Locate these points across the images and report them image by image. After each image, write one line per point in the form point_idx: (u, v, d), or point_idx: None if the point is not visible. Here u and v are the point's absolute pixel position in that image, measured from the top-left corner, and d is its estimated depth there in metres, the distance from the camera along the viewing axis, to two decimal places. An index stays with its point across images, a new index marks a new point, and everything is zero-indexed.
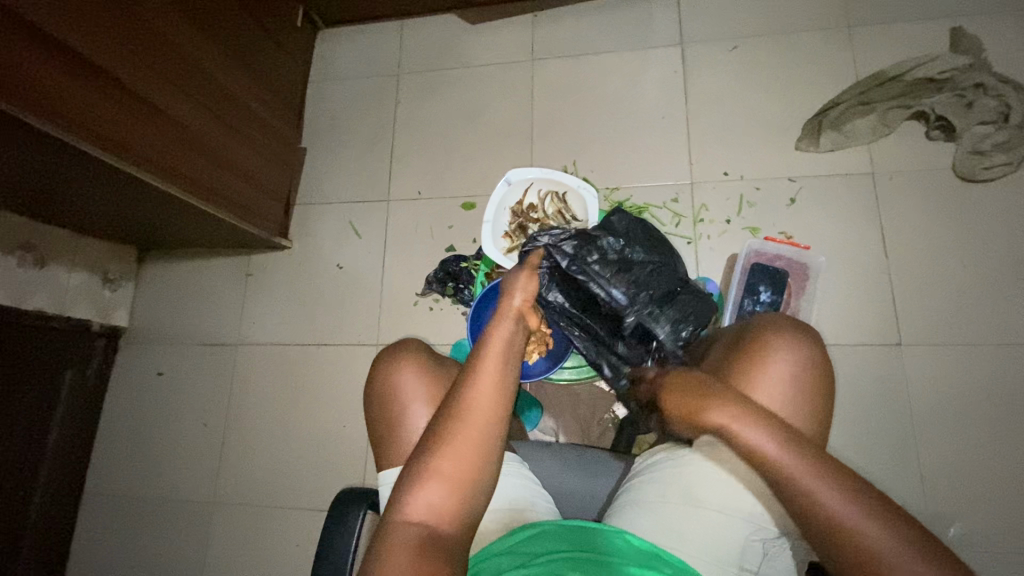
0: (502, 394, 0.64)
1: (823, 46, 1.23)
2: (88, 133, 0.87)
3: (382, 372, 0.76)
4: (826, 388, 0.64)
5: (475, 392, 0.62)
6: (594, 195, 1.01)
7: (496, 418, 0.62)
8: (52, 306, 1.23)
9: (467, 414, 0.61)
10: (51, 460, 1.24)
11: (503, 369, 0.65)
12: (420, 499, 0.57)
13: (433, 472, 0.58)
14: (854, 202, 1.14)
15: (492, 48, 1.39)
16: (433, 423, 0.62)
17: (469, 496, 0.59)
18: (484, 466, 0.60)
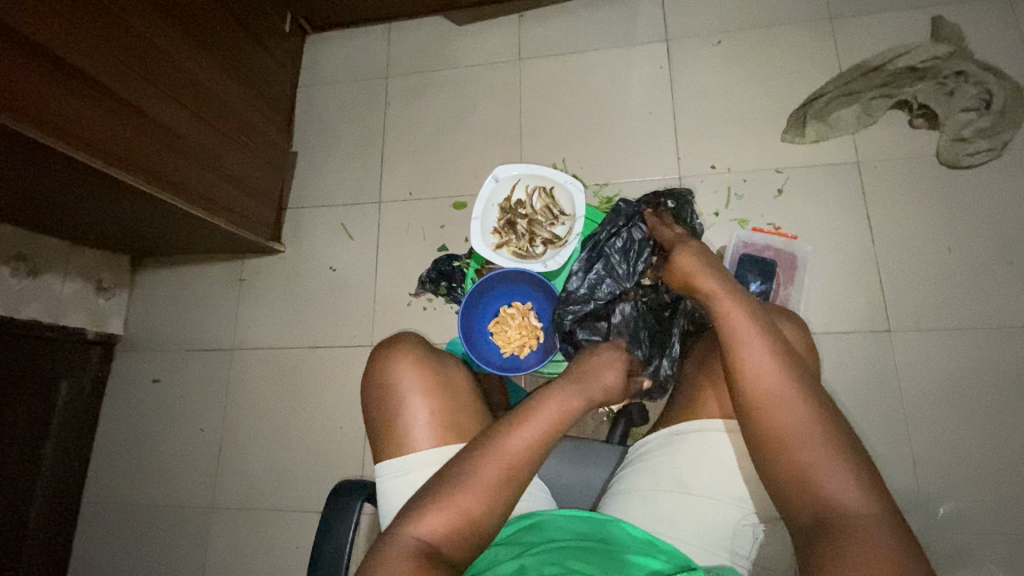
0: (542, 448, 0.64)
1: (806, 39, 1.24)
2: (80, 142, 0.88)
3: (380, 366, 0.76)
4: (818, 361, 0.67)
5: (515, 437, 0.63)
6: (581, 189, 1.01)
7: (528, 464, 0.62)
8: (46, 315, 1.23)
9: (504, 451, 0.61)
10: (49, 469, 1.24)
11: (552, 430, 0.66)
12: (432, 521, 0.56)
13: (451, 497, 0.58)
14: (840, 191, 1.15)
15: (479, 49, 1.40)
16: (464, 454, 0.62)
17: (480, 530, 0.58)
18: (500, 506, 0.59)
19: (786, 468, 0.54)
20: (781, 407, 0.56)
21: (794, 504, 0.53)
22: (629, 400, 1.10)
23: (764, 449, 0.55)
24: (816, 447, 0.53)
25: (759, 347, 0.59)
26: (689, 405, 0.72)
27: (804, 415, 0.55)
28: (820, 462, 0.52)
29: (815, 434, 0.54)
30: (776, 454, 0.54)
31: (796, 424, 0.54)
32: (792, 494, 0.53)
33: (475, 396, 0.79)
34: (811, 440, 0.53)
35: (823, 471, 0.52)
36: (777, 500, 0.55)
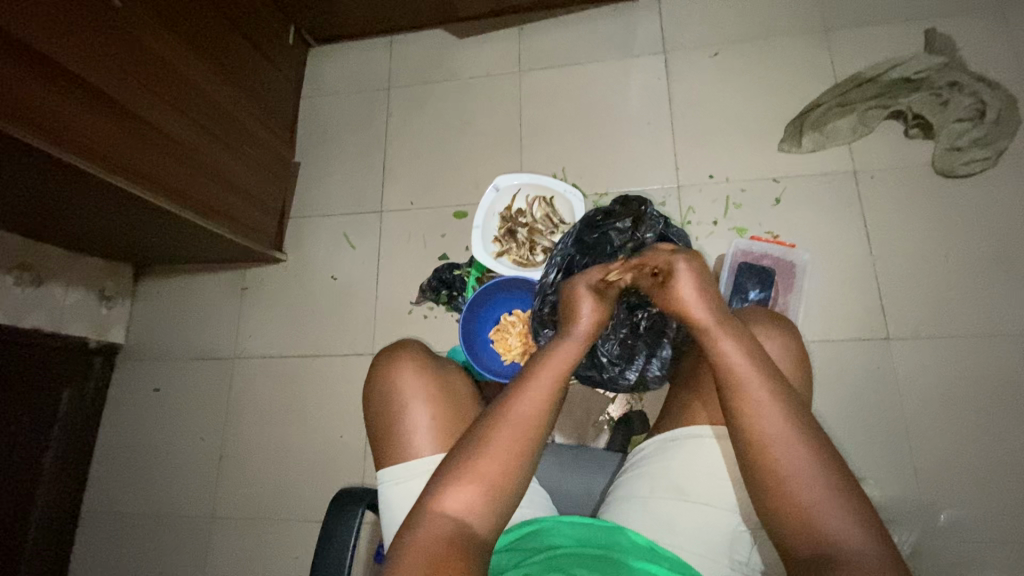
0: (552, 406, 0.62)
1: (801, 50, 1.26)
2: (77, 149, 0.88)
3: (383, 370, 0.77)
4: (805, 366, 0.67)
5: (527, 397, 0.61)
6: (581, 199, 1.02)
7: (544, 421, 0.61)
8: (49, 323, 1.24)
9: (518, 420, 0.60)
10: (49, 478, 1.24)
11: (559, 384, 0.64)
12: (458, 495, 0.57)
13: (474, 470, 0.58)
14: (837, 201, 1.16)
15: (480, 60, 1.42)
16: (477, 422, 0.61)
17: (505, 495, 0.58)
18: (521, 473, 0.60)
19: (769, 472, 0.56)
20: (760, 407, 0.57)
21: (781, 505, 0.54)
22: (629, 409, 1.11)
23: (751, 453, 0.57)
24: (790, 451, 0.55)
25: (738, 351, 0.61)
26: (686, 411, 0.73)
27: (787, 422, 0.56)
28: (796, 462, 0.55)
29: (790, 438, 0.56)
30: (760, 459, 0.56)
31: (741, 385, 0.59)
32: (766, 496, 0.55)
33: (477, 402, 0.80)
34: (767, 416, 0.57)
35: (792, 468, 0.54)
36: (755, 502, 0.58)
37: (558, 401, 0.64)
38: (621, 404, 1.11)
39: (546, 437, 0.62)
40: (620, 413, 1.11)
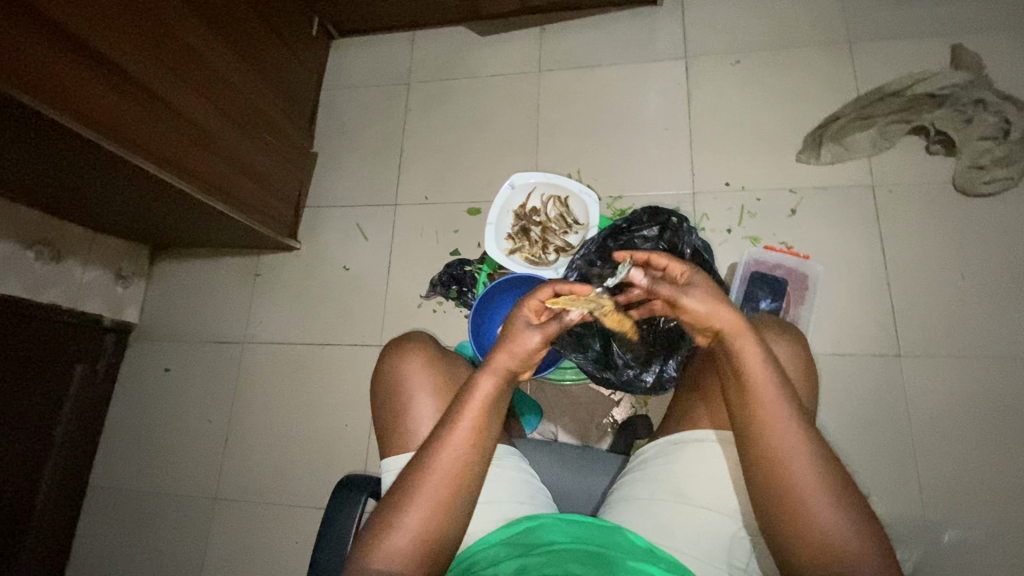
0: (476, 451, 0.65)
1: (824, 61, 1.26)
2: (99, 125, 0.89)
3: (392, 361, 0.78)
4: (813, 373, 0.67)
5: (447, 448, 0.64)
6: (597, 200, 1.02)
7: (466, 467, 0.64)
8: (66, 299, 1.26)
9: (439, 472, 0.63)
10: (59, 451, 1.26)
11: (480, 430, 0.65)
12: (387, 548, 0.60)
13: (398, 524, 0.61)
14: (853, 214, 1.15)
15: (500, 59, 1.42)
16: (406, 472, 0.64)
17: (434, 541, 0.62)
18: (450, 519, 0.63)
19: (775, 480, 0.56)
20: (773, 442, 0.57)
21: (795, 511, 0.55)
22: (634, 413, 1.10)
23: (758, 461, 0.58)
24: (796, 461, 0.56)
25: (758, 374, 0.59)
26: (690, 415, 0.73)
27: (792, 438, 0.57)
28: (803, 471, 0.56)
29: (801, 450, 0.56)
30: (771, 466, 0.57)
31: (759, 407, 0.58)
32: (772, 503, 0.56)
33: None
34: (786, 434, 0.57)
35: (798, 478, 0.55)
36: (757, 509, 0.59)
37: (484, 443, 0.66)
38: (626, 408, 1.11)
39: (475, 479, 0.65)
40: (624, 416, 1.11)
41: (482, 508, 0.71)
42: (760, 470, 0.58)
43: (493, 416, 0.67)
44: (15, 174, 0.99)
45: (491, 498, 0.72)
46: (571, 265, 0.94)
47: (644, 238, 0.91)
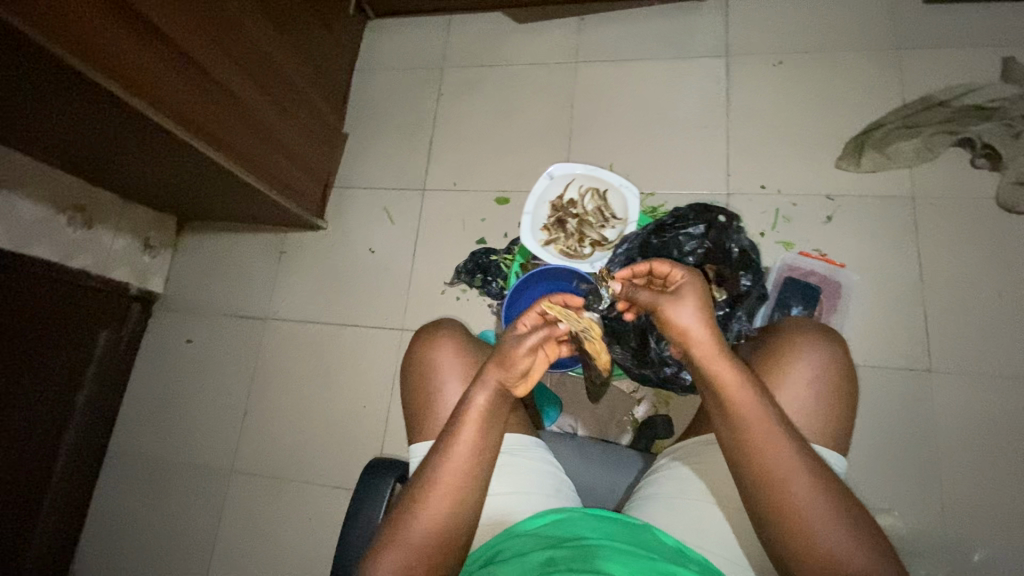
0: (476, 462, 0.67)
1: (869, 66, 1.23)
2: (141, 92, 0.89)
3: (421, 350, 0.79)
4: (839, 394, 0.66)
5: (450, 460, 0.66)
6: (636, 195, 1.00)
7: (469, 478, 0.67)
8: (95, 266, 1.27)
9: (442, 484, 0.65)
10: (81, 414, 1.28)
11: (480, 441, 0.68)
12: (397, 555, 0.62)
13: (403, 535, 0.63)
14: (890, 224, 1.13)
15: (537, 48, 1.41)
16: (413, 483, 0.67)
17: (442, 549, 0.63)
18: (456, 528, 0.65)
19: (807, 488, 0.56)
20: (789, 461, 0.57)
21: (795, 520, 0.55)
22: (654, 412, 1.09)
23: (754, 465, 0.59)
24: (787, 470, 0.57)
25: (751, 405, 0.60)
26: None
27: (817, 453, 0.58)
28: (796, 481, 0.57)
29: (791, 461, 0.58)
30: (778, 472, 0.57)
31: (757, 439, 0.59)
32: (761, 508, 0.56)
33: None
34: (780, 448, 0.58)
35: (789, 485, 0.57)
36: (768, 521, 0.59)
37: (485, 454, 0.68)
38: (646, 407, 1.10)
39: (477, 491, 0.67)
40: (644, 415, 1.10)
41: (508, 499, 0.72)
42: (753, 474, 0.59)
43: (492, 427, 0.69)
44: (55, 138, 1.00)
45: (518, 490, 0.73)
46: (613, 259, 0.94)
47: (690, 235, 0.90)
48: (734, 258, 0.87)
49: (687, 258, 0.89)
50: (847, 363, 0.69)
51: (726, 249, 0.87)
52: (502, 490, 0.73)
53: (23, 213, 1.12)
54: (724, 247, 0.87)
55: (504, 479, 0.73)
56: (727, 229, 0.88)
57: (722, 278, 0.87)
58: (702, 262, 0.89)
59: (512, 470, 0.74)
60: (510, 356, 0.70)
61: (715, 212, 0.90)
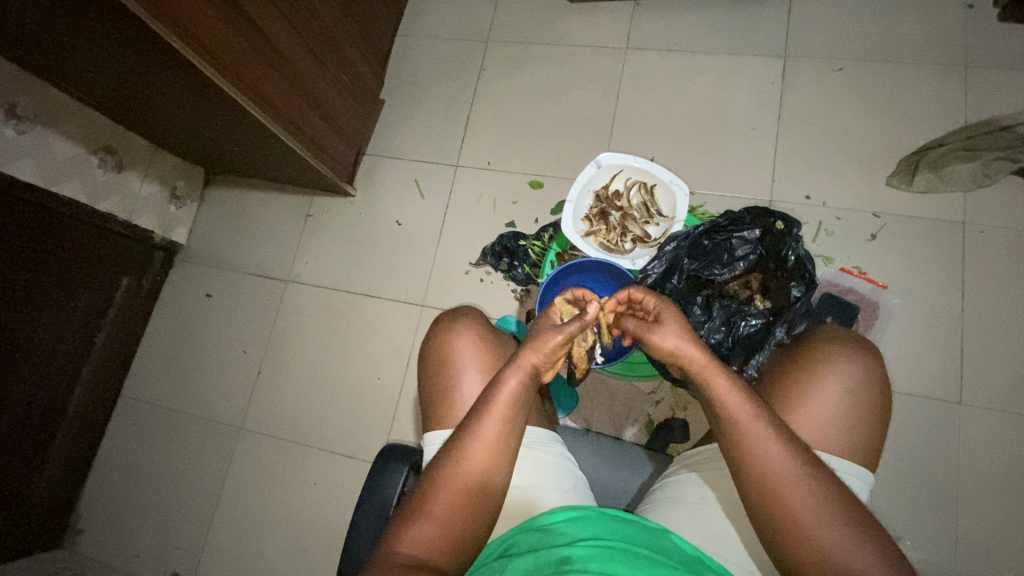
0: (497, 454, 0.66)
1: (935, 82, 1.17)
2: (187, 35, 0.86)
3: (442, 335, 0.79)
4: (869, 409, 0.61)
5: (474, 446, 0.66)
6: (687, 193, 0.96)
7: (489, 467, 0.66)
8: (122, 210, 1.26)
9: (465, 461, 0.65)
10: (98, 357, 1.29)
11: (504, 434, 0.67)
12: (413, 536, 0.61)
13: (425, 511, 0.63)
14: (936, 250, 1.09)
15: (587, 29, 1.36)
16: (433, 465, 0.66)
17: (458, 537, 0.63)
18: (472, 518, 0.64)
19: (852, 517, 0.54)
20: (818, 482, 0.55)
21: (825, 548, 0.53)
22: (672, 415, 1.08)
23: (742, 471, 0.58)
24: (808, 489, 0.55)
25: (757, 434, 0.58)
26: None
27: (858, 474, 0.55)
28: (794, 492, 0.55)
29: (816, 478, 0.56)
30: (780, 485, 0.55)
31: (757, 470, 0.57)
32: (796, 533, 0.54)
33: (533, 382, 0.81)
34: (761, 449, 0.57)
35: (785, 494, 0.55)
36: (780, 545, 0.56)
37: (508, 448, 0.67)
38: (664, 409, 1.09)
39: (497, 484, 0.66)
40: (661, 417, 1.09)
41: (526, 492, 0.72)
42: (748, 485, 0.57)
43: (521, 412, 0.69)
44: (95, 75, 0.98)
45: (537, 483, 0.72)
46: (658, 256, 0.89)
47: (743, 239, 0.87)
48: (787, 269, 0.84)
49: (737, 263, 0.86)
50: (884, 377, 0.63)
51: (780, 258, 0.85)
52: (520, 481, 0.72)
53: (56, 150, 1.11)
54: (778, 255, 0.85)
55: (521, 471, 0.73)
56: (782, 235, 0.85)
57: (767, 288, 0.86)
58: (750, 269, 0.87)
59: (529, 462, 0.74)
60: (546, 344, 0.71)
61: (773, 217, 0.85)
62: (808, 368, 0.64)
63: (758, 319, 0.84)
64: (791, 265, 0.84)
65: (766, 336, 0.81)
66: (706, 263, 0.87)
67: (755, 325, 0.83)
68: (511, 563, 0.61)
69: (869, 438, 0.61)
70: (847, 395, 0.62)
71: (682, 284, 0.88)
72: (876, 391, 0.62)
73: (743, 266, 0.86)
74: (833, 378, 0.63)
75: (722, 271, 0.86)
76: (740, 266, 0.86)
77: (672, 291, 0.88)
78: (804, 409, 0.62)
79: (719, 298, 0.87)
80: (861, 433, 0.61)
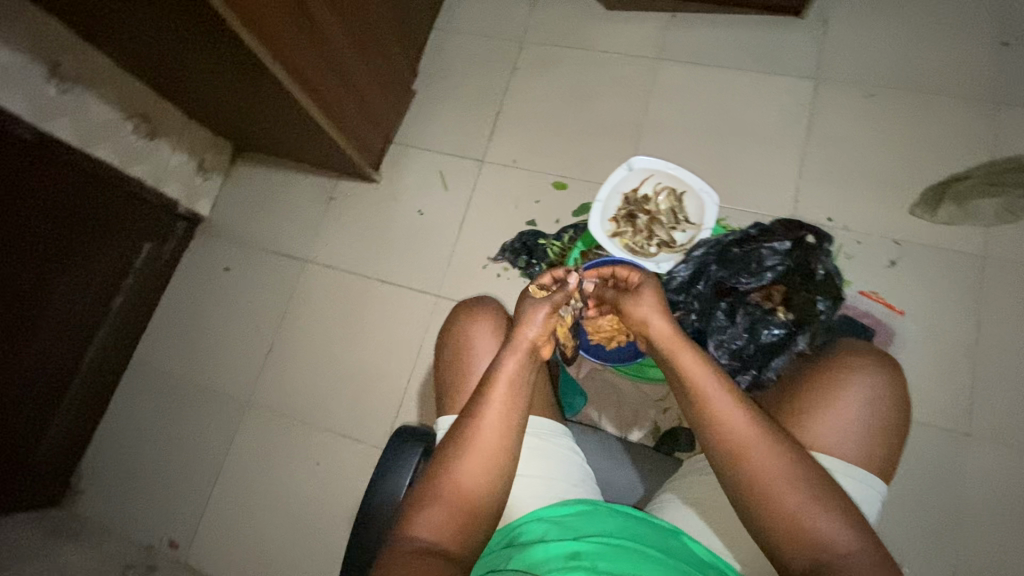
0: (504, 434, 0.67)
1: (966, 116, 1.18)
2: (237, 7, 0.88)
3: (448, 332, 0.81)
4: (882, 425, 0.62)
5: (482, 429, 0.67)
6: (715, 202, 0.98)
7: (496, 451, 0.66)
8: (150, 178, 1.28)
9: (472, 447, 0.66)
10: (112, 321, 1.30)
11: (507, 414, 0.68)
12: (424, 522, 0.62)
13: (436, 498, 0.63)
14: (953, 282, 1.10)
15: (621, 37, 1.37)
16: (442, 452, 0.67)
17: (470, 523, 0.63)
18: (482, 502, 0.65)
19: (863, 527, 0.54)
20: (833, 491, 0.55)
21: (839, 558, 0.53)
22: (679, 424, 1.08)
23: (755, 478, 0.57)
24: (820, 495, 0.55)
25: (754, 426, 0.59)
26: None
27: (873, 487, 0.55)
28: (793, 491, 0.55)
29: (824, 484, 0.57)
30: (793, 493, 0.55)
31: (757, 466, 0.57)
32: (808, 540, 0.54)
33: (542, 374, 0.83)
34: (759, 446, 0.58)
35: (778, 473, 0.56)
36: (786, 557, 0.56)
37: (512, 429, 0.68)
38: (673, 416, 1.09)
39: (504, 466, 0.67)
40: (669, 424, 1.09)
41: (536, 483, 0.72)
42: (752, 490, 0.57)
43: (522, 391, 0.70)
44: (140, 41, 1.00)
45: (547, 476, 0.73)
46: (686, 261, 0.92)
47: (773, 250, 0.87)
48: (815, 282, 0.84)
49: (766, 272, 0.86)
50: (901, 391, 0.63)
51: (809, 271, 0.85)
52: (531, 473, 0.73)
53: (93, 112, 1.13)
54: (808, 268, 0.85)
55: (533, 464, 0.73)
56: (812, 248, 0.85)
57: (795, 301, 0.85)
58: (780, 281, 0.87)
59: (540, 455, 0.74)
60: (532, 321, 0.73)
61: (805, 230, 0.86)
62: (828, 380, 0.65)
63: (781, 328, 0.82)
64: (824, 279, 0.83)
65: (788, 344, 0.80)
66: (733, 268, 0.88)
67: (777, 334, 0.81)
68: (518, 554, 0.63)
69: (882, 453, 0.62)
70: (859, 407, 0.62)
71: (707, 288, 0.89)
72: (888, 405, 0.62)
73: (770, 275, 0.86)
74: (845, 388, 0.63)
75: (749, 277, 0.87)
76: (768, 276, 0.86)
77: (697, 293, 0.89)
78: (817, 419, 0.63)
79: (744, 305, 0.86)
80: (874, 446, 0.62)
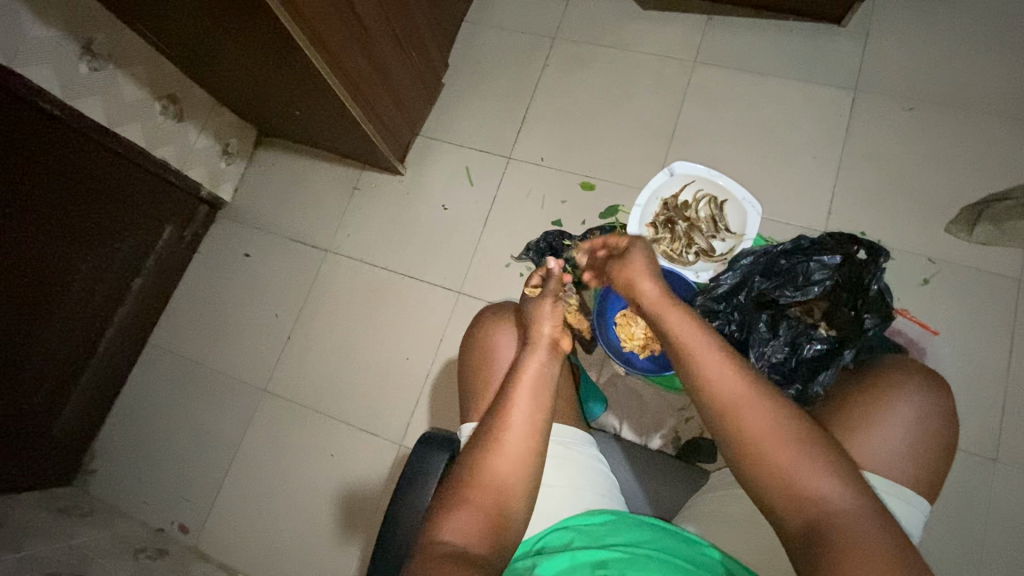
0: (528, 433, 0.66)
1: (1009, 135, 1.15)
2: None
3: (472, 338, 0.81)
4: (928, 449, 0.61)
5: (507, 429, 0.66)
6: (758, 213, 0.97)
7: (521, 451, 0.65)
8: (176, 160, 1.26)
9: (498, 447, 0.65)
10: (131, 303, 1.29)
11: (530, 412, 0.67)
12: (451, 524, 0.60)
13: (464, 500, 0.62)
14: (988, 304, 1.08)
15: (657, 38, 1.35)
16: (468, 454, 0.66)
17: (497, 526, 0.62)
18: (508, 503, 0.63)
19: None
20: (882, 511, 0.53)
21: None
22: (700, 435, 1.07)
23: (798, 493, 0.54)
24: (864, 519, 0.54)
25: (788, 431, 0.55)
26: None
27: None
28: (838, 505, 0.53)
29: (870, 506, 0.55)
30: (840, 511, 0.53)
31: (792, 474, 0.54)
32: None
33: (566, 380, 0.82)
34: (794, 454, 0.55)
35: (817, 482, 0.53)
36: None
37: (535, 428, 0.67)
38: (694, 426, 1.08)
39: (529, 466, 0.66)
40: (690, 434, 1.08)
41: (563, 492, 0.71)
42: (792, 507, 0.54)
43: (545, 389, 0.70)
44: (177, 21, 0.98)
45: (574, 485, 0.71)
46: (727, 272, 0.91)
47: (821, 264, 0.86)
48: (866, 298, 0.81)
49: (811, 287, 0.85)
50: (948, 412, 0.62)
51: (860, 287, 0.82)
52: (557, 481, 0.71)
53: (124, 91, 1.12)
54: (858, 284, 0.82)
55: (560, 472, 0.72)
56: (864, 264, 0.83)
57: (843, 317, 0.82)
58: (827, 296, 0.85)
59: (567, 463, 0.73)
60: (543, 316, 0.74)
61: (856, 245, 0.84)
62: (873, 401, 0.63)
63: (824, 343, 0.80)
64: (876, 295, 0.80)
65: (832, 358, 0.77)
66: (777, 280, 0.87)
67: (819, 349, 0.79)
68: (544, 561, 0.61)
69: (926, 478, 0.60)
70: (907, 428, 0.61)
71: (749, 300, 0.88)
72: (935, 427, 0.61)
73: (817, 290, 0.84)
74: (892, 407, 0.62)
75: (794, 290, 0.85)
76: (814, 290, 0.84)
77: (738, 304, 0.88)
78: (857, 441, 0.61)
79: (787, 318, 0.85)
80: (919, 471, 0.60)
